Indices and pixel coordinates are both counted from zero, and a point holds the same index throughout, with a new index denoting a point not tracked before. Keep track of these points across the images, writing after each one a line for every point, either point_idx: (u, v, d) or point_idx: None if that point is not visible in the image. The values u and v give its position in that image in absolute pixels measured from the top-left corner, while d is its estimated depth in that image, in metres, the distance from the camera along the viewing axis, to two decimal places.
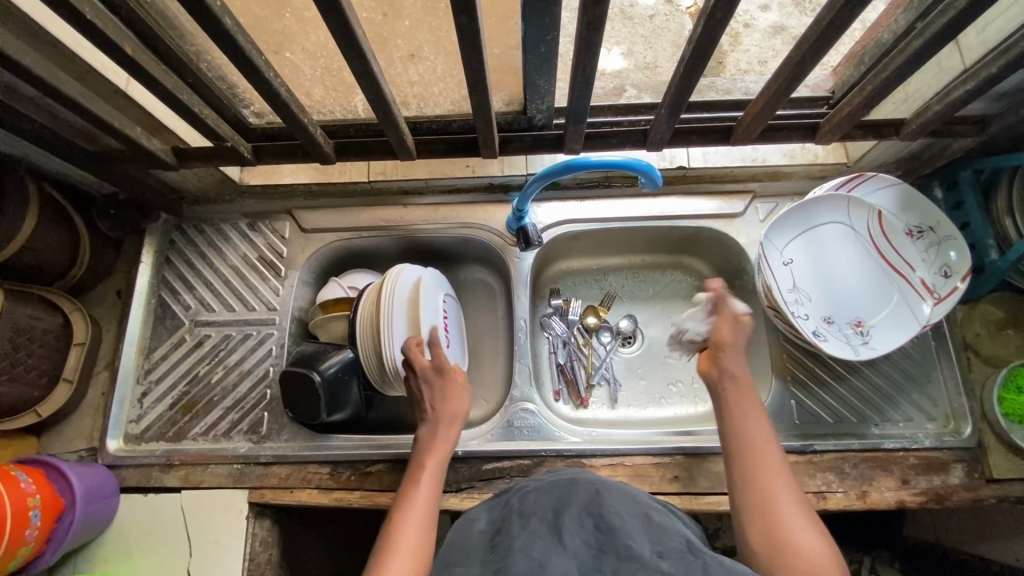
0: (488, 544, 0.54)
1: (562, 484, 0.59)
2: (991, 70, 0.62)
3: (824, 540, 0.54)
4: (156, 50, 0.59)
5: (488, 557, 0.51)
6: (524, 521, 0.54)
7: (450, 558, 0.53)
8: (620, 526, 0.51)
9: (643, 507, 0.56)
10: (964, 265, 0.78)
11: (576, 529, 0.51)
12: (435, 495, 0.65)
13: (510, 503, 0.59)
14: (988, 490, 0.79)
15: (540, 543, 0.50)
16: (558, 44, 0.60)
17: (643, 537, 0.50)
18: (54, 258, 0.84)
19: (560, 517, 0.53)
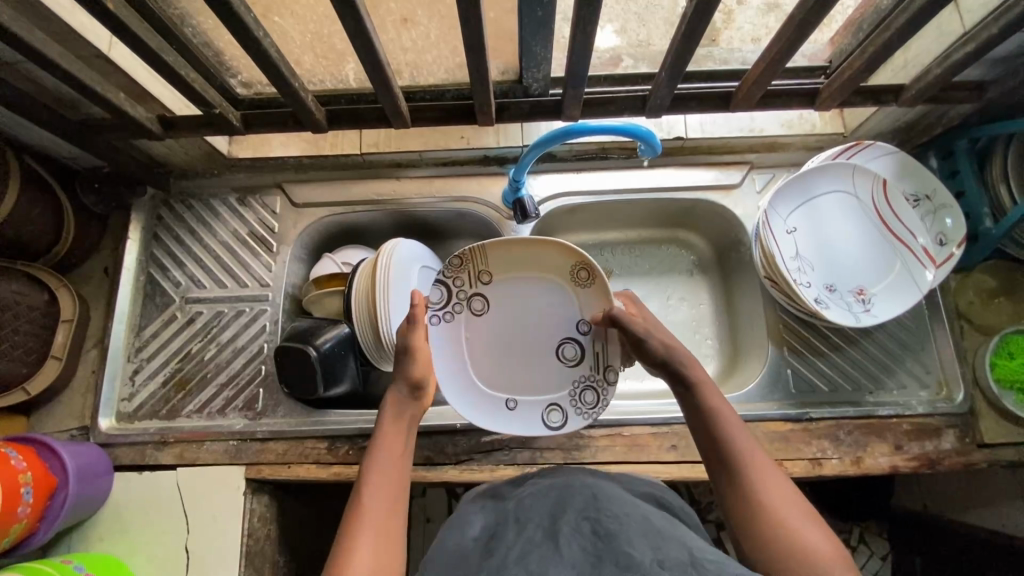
0: (484, 550, 0.53)
1: (558, 487, 0.59)
2: (991, 32, 0.62)
3: (825, 536, 0.52)
4: (139, 8, 0.57)
5: (482, 561, 0.51)
6: (520, 527, 0.54)
7: (444, 567, 0.53)
8: (618, 530, 0.50)
9: (643, 510, 0.54)
10: (959, 232, 0.79)
11: (574, 536, 0.51)
12: (397, 483, 0.59)
13: (507, 507, 0.59)
14: (979, 454, 0.80)
15: (536, 551, 0.50)
16: (555, 6, 0.58)
17: (644, 543, 0.49)
18: (38, 232, 0.82)
19: (556, 523, 0.53)
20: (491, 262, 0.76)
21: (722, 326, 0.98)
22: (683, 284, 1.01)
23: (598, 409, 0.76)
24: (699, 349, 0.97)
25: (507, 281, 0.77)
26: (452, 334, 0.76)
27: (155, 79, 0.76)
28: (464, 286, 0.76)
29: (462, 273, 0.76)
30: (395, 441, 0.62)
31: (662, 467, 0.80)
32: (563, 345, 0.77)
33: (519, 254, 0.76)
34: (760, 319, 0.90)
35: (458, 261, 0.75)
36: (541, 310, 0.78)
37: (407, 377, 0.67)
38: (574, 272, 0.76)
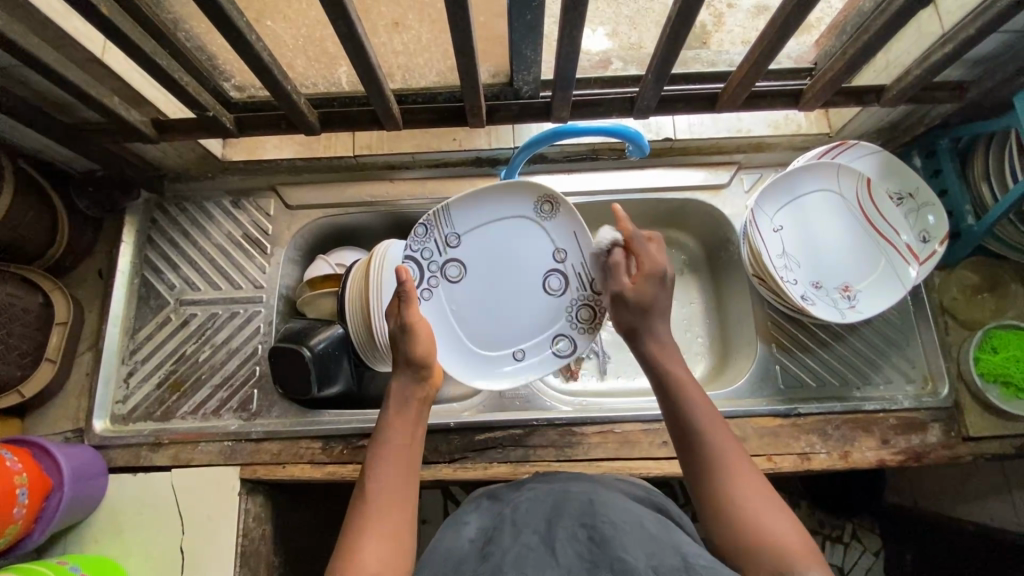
0: (481, 556, 0.53)
1: (555, 493, 0.60)
2: (969, 33, 0.63)
3: (790, 523, 0.52)
4: (133, 12, 0.58)
5: (478, 567, 0.51)
6: (516, 532, 0.54)
7: (441, 568, 0.54)
8: (614, 536, 0.50)
9: (639, 515, 0.54)
10: (942, 229, 0.81)
11: (570, 542, 0.51)
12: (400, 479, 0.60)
13: (503, 513, 0.59)
14: (964, 447, 0.82)
15: (532, 558, 0.50)
16: (543, 10, 0.59)
17: (638, 549, 0.49)
18: (32, 236, 0.82)
19: (552, 529, 0.53)
20: (453, 226, 0.84)
21: (712, 324, 1.00)
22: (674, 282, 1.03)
23: (593, 323, 0.85)
24: (690, 347, 0.98)
25: (471, 238, 0.85)
26: (440, 305, 0.84)
27: (148, 83, 0.76)
28: (435, 256, 0.85)
29: (429, 242, 0.84)
30: (399, 427, 0.64)
31: (653, 464, 0.81)
32: (547, 278, 0.85)
33: (478, 210, 0.84)
34: (749, 316, 0.92)
35: (427, 225, 0.83)
36: (516, 251, 0.86)
37: (408, 358, 0.69)
38: (536, 208, 0.85)
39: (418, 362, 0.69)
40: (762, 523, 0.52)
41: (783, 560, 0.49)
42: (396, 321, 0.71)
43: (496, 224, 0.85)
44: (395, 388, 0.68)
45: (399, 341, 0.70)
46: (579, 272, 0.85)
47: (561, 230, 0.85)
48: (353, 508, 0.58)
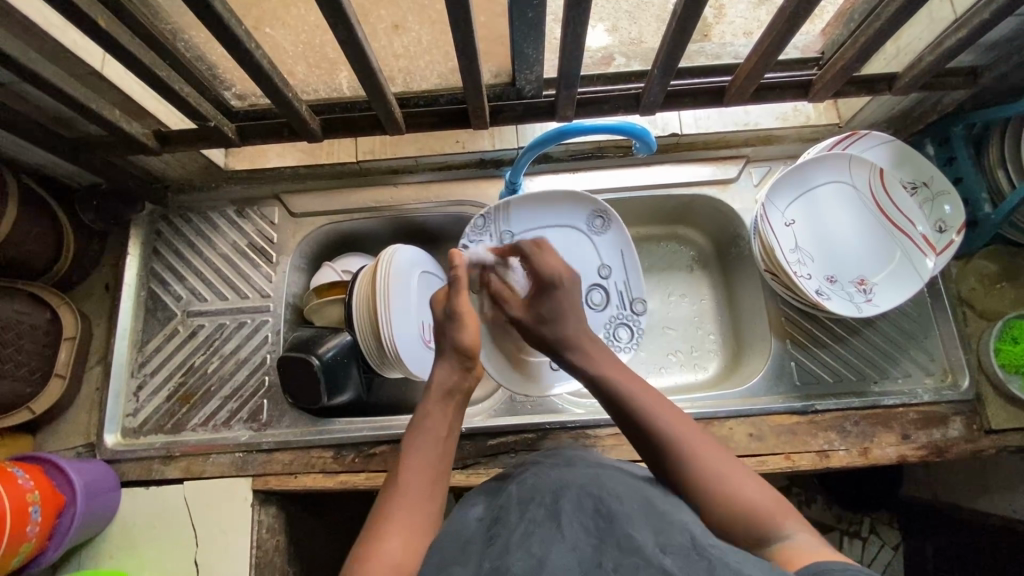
0: (484, 533, 0.53)
1: (560, 467, 0.60)
2: (982, 17, 0.62)
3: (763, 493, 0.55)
4: (131, 24, 0.57)
5: (483, 548, 0.51)
6: (522, 507, 0.54)
7: (446, 547, 0.53)
8: (620, 510, 0.51)
9: (644, 493, 0.55)
10: (959, 219, 0.80)
11: (576, 514, 0.51)
12: (430, 474, 0.60)
13: (507, 490, 0.59)
14: (987, 440, 0.80)
15: (538, 531, 0.50)
16: (545, 8, 0.58)
17: (647, 527, 0.49)
18: (37, 251, 0.82)
19: (557, 500, 0.53)
20: (509, 224, 0.88)
21: (724, 322, 0.98)
22: (684, 280, 1.01)
23: (632, 343, 0.89)
24: (702, 345, 0.97)
25: (527, 240, 0.88)
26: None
27: (149, 94, 0.76)
28: (488, 252, 0.87)
29: (485, 236, 0.87)
30: (435, 418, 0.64)
31: None
32: (591, 291, 0.89)
33: (534, 212, 0.88)
34: (762, 312, 0.90)
35: (490, 216, 0.86)
36: (563, 261, 0.89)
37: (456, 346, 0.69)
38: (590, 222, 0.89)
39: (467, 351, 0.68)
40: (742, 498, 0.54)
41: (765, 524, 0.53)
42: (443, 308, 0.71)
43: (548, 232, 0.89)
44: (436, 377, 0.67)
45: (446, 327, 0.70)
46: (622, 289, 0.89)
47: (609, 248, 0.89)
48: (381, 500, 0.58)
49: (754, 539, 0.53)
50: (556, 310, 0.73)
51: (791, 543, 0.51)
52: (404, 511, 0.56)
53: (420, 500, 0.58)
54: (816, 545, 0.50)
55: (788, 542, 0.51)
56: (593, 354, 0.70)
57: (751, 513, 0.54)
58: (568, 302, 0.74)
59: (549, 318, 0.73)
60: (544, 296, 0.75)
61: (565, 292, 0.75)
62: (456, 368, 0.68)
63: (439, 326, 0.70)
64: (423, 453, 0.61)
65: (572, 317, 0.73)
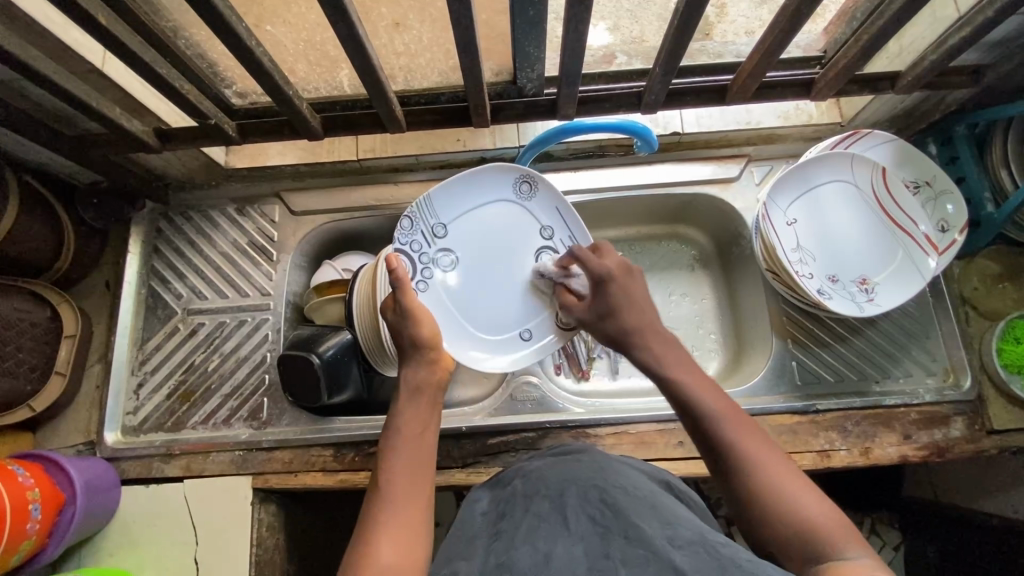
0: (492, 531, 0.54)
1: (568, 462, 0.60)
2: (986, 16, 0.61)
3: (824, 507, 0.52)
4: (132, 22, 0.57)
5: (491, 546, 0.51)
6: (529, 504, 0.54)
7: (456, 548, 0.54)
8: (627, 504, 0.51)
9: (653, 489, 0.55)
10: (961, 218, 0.80)
11: (582, 507, 0.51)
12: (412, 471, 0.59)
13: (513, 485, 0.59)
14: (989, 441, 0.80)
15: (545, 528, 0.50)
16: (546, 6, 0.58)
17: (656, 521, 0.48)
18: (38, 249, 0.82)
19: (564, 497, 0.53)
20: (434, 216, 0.80)
21: (725, 322, 0.98)
22: (685, 279, 1.01)
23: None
24: (703, 344, 0.97)
25: (460, 223, 0.82)
26: (437, 297, 0.80)
27: (149, 92, 0.76)
28: (425, 248, 0.80)
29: (418, 235, 0.80)
30: (409, 415, 0.64)
31: (668, 465, 0.80)
32: (540, 254, 0.84)
33: (456, 197, 0.81)
34: (763, 310, 0.90)
35: (414, 212, 0.78)
36: (499, 230, 0.83)
37: (414, 341, 0.68)
38: (517, 188, 0.83)
39: (425, 344, 0.68)
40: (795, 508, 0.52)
41: (822, 539, 0.50)
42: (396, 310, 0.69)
43: (481, 206, 0.82)
44: (405, 375, 0.68)
45: (404, 325, 0.69)
46: (570, 244, 0.84)
47: (545, 206, 0.84)
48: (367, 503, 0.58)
49: (810, 553, 0.50)
50: (616, 305, 0.71)
51: (846, 563, 0.47)
52: (392, 514, 0.56)
53: (406, 499, 0.57)
54: (876, 567, 0.46)
55: (843, 561, 0.47)
56: (659, 352, 0.67)
57: (804, 526, 0.51)
58: (624, 295, 0.71)
59: (605, 314, 0.72)
60: (601, 298, 0.72)
61: (619, 284, 0.72)
62: (422, 365, 0.68)
63: (396, 326, 0.69)
64: (402, 452, 0.61)
65: (631, 312, 0.70)
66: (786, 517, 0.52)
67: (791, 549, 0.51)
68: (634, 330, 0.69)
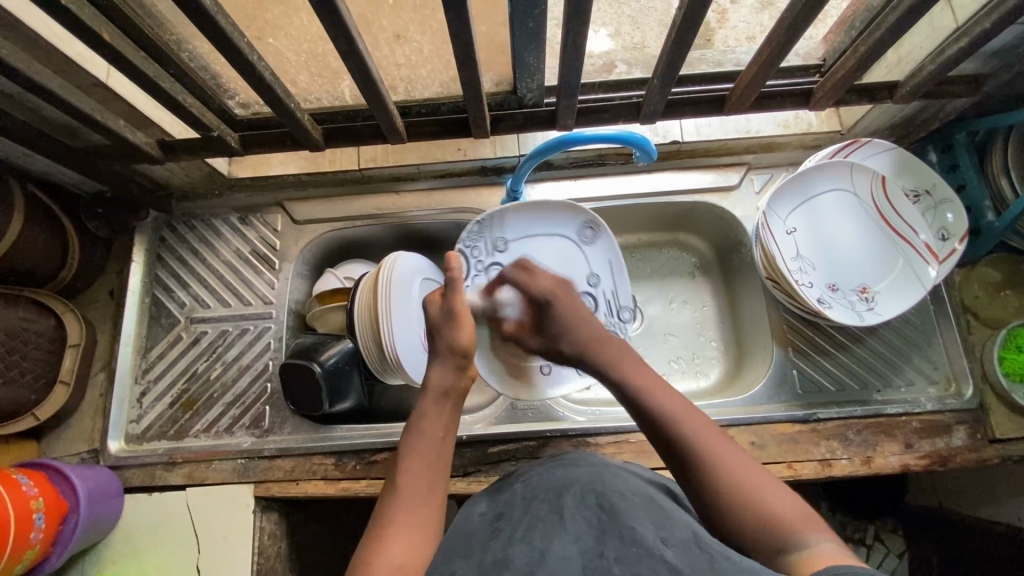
0: (492, 528, 0.54)
1: (573, 465, 0.60)
2: (983, 27, 0.61)
3: (791, 500, 0.53)
4: (136, 38, 0.58)
5: (492, 542, 0.51)
6: (527, 505, 0.55)
7: (461, 544, 0.54)
8: (622, 505, 0.51)
9: (648, 491, 0.55)
10: (961, 227, 0.79)
11: (579, 509, 0.52)
12: (431, 477, 0.59)
13: (512, 489, 0.60)
14: (991, 450, 0.79)
15: (541, 526, 0.51)
16: (545, 18, 0.58)
17: (649, 522, 0.49)
18: (42, 259, 0.83)
19: (561, 498, 0.54)
20: (503, 230, 0.86)
21: (726, 329, 0.98)
22: (685, 286, 1.01)
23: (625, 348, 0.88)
24: (704, 352, 0.97)
25: (524, 246, 0.87)
26: None
27: (153, 105, 0.77)
28: (482, 257, 0.87)
29: (480, 242, 0.86)
30: (432, 420, 0.64)
31: (669, 474, 0.80)
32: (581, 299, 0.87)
33: (526, 219, 0.87)
34: (763, 318, 0.90)
35: (489, 221, 0.85)
36: (550, 264, 0.88)
37: (451, 346, 0.69)
38: (580, 231, 0.88)
39: (463, 349, 0.69)
40: (762, 504, 0.53)
41: (788, 534, 0.50)
42: (439, 308, 0.72)
43: (540, 236, 0.88)
44: (431, 377, 0.68)
45: (442, 328, 0.70)
46: (610, 297, 0.88)
47: (599, 257, 0.88)
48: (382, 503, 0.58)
49: (774, 545, 0.50)
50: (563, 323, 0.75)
51: (813, 552, 0.48)
52: (405, 523, 0.55)
53: (422, 505, 0.57)
54: (841, 554, 0.47)
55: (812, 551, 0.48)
56: (612, 356, 0.69)
57: (771, 520, 0.51)
58: (566, 309, 0.76)
59: (552, 332, 0.75)
60: (545, 317, 0.76)
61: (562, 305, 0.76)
62: (450, 368, 0.68)
63: (434, 327, 0.70)
64: (422, 458, 0.60)
65: (574, 329, 0.74)
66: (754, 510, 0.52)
67: (753, 540, 0.51)
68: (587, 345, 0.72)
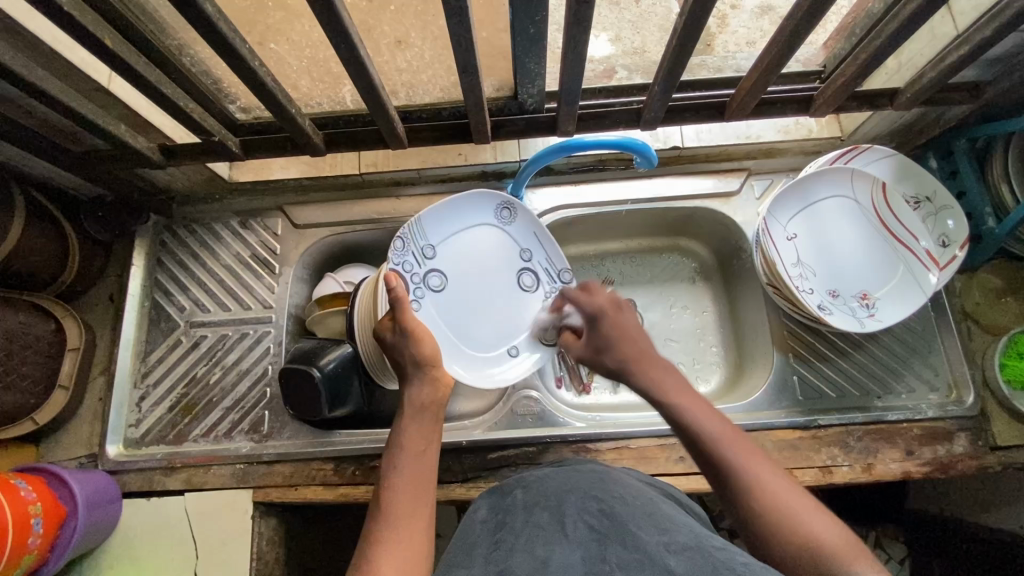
0: (491, 540, 0.53)
1: (566, 474, 0.60)
2: (983, 35, 0.62)
3: (832, 524, 0.50)
4: (138, 44, 0.58)
5: (491, 555, 0.50)
6: (528, 513, 0.54)
7: (461, 559, 0.52)
8: (624, 513, 0.51)
9: (650, 496, 0.56)
10: (962, 234, 0.79)
11: (581, 516, 0.52)
12: (417, 487, 0.58)
13: (513, 496, 0.59)
14: (993, 457, 0.79)
15: (542, 536, 0.50)
16: (547, 25, 0.58)
17: (651, 530, 0.49)
18: (43, 264, 0.83)
19: (562, 506, 0.53)
20: (425, 237, 0.78)
21: (726, 334, 0.98)
22: (685, 292, 1.01)
23: None
24: (704, 357, 0.97)
25: (450, 245, 0.80)
26: (430, 318, 0.78)
27: (154, 110, 0.77)
28: (415, 268, 0.78)
29: (408, 257, 0.77)
30: (411, 433, 0.63)
31: (670, 480, 0.80)
32: (519, 274, 0.84)
33: (446, 216, 0.79)
34: (764, 325, 0.90)
35: (411, 229, 0.76)
36: (485, 252, 0.83)
37: (414, 358, 0.68)
38: (498, 213, 0.83)
39: (428, 361, 0.68)
40: (804, 527, 0.50)
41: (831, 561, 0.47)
42: (392, 330, 0.69)
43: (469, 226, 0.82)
44: (408, 396, 0.66)
45: (400, 344, 0.68)
46: (547, 266, 0.86)
47: (522, 231, 0.84)
48: (372, 518, 0.56)
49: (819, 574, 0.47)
50: (610, 340, 0.70)
51: None
52: (393, 538, 0.53)
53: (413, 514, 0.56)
54: None
55: None
56: (655, 374, 0.66)
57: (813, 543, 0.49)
58: (618, 327, 0.71)
59: (602, 348, 0.71)
60: (596, 332, 0.72)
61: (611, 320, 0.72)
62: (428, 383, 0.66)
63: (394, 346, 0.69)
64: (404, 474, 0.59)
65: (627, 343, 0.69)
66: (795, 533, 0.50)
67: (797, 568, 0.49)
68: (631, 360, 0.68)
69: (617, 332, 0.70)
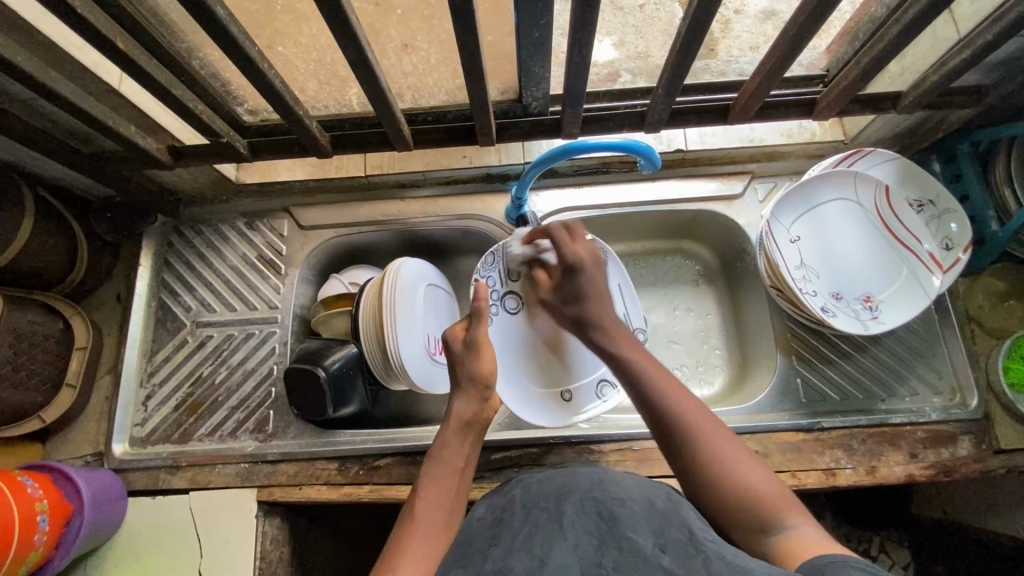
0: (491, 539, 0.54)
1: (563, 475, 0.60)
2: (985, 39, 0.62)
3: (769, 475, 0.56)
4: (149, 47, 0.59)
5: (490, 556, 0.51)
6: (527, 512, 0.55)
7: (462, 561, 0.52)
8: (621, 512, 0.52)
9: (648, 495, 0.56)
10: (965, 236, 0.79)
11: (579, 517, 0.52)
12: (447, 505, 0.59)
13: (512, 496, 0.60)
14: (997, 460, 0.79)
15: (541, 536, 0.51)
16: (552, 28, 0.59)
17: (647, 529, 0.50)
18: (52, 263, 0.84)
19: (561, 506, 0.54)
20: (517, 260, 0.87)
21: (729, 336, 0.98)
22: (689, 294, 1.01)
23: None
24: (707, 360, 0.97)
25: (533, 279, 0.88)
26: (497, 336, 0.87)
27: (164, 111, 0.78)
28: (497, 287, 0.87)
29: (495, 271, 0.87)
30: (452, 447, 0.64)
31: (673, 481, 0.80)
32: None
33: None
34: (768, 327, 0.90)
35: (503, 252, 0.86)
36: None
37: (472, 376, 0.68)
38: None
39: (482, 379, 0.68)
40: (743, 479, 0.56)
41: (770, 514, 0.54)
42: (462, 341, 0.71)
43: None
44: (455, 409, 0.67)
45: (464, 360, 0.69)
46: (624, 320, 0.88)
47: (609, 281, 0.88)
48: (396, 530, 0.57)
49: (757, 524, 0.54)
50: (585, 293, 0.72)
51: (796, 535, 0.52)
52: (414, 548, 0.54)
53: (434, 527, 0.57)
54: (822, 538, 0.51)
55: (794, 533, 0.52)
56: (617, 332, 0.69)
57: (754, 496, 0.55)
58: (593, 284, 0.72)
59: (571, 300, 0.73)
60: (569, 284, 0.73)
61: (589, 276, 0.73)
62: (471, 399, 0.68)
63: (457, 358, 0.70)
64: (439, 488, 0.60)
65: (594, 302, 0.72)
66: (731, 484, 0.56)
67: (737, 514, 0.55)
68: (596, 316, 0.71)
69: (590, 289, 0.72)
